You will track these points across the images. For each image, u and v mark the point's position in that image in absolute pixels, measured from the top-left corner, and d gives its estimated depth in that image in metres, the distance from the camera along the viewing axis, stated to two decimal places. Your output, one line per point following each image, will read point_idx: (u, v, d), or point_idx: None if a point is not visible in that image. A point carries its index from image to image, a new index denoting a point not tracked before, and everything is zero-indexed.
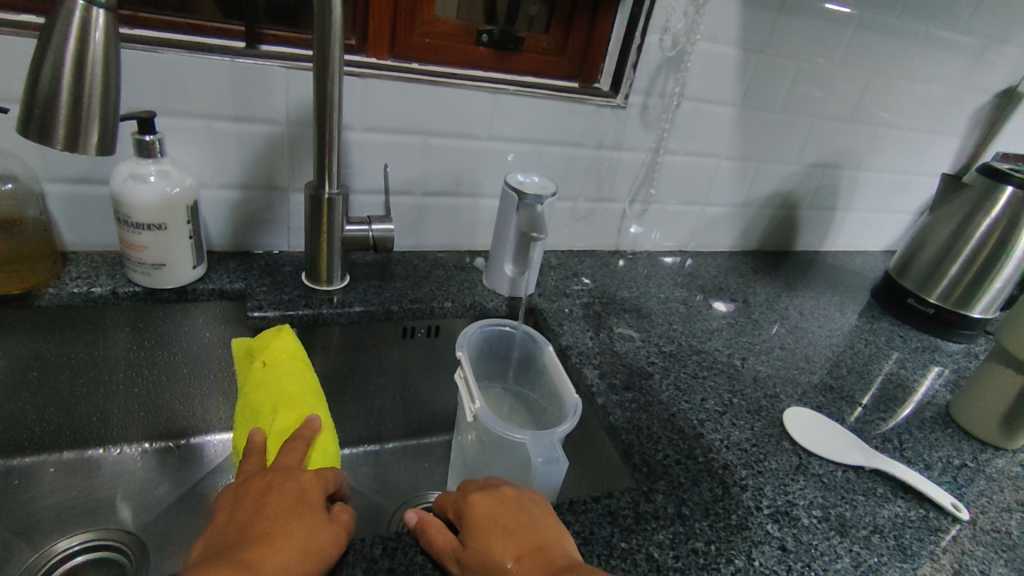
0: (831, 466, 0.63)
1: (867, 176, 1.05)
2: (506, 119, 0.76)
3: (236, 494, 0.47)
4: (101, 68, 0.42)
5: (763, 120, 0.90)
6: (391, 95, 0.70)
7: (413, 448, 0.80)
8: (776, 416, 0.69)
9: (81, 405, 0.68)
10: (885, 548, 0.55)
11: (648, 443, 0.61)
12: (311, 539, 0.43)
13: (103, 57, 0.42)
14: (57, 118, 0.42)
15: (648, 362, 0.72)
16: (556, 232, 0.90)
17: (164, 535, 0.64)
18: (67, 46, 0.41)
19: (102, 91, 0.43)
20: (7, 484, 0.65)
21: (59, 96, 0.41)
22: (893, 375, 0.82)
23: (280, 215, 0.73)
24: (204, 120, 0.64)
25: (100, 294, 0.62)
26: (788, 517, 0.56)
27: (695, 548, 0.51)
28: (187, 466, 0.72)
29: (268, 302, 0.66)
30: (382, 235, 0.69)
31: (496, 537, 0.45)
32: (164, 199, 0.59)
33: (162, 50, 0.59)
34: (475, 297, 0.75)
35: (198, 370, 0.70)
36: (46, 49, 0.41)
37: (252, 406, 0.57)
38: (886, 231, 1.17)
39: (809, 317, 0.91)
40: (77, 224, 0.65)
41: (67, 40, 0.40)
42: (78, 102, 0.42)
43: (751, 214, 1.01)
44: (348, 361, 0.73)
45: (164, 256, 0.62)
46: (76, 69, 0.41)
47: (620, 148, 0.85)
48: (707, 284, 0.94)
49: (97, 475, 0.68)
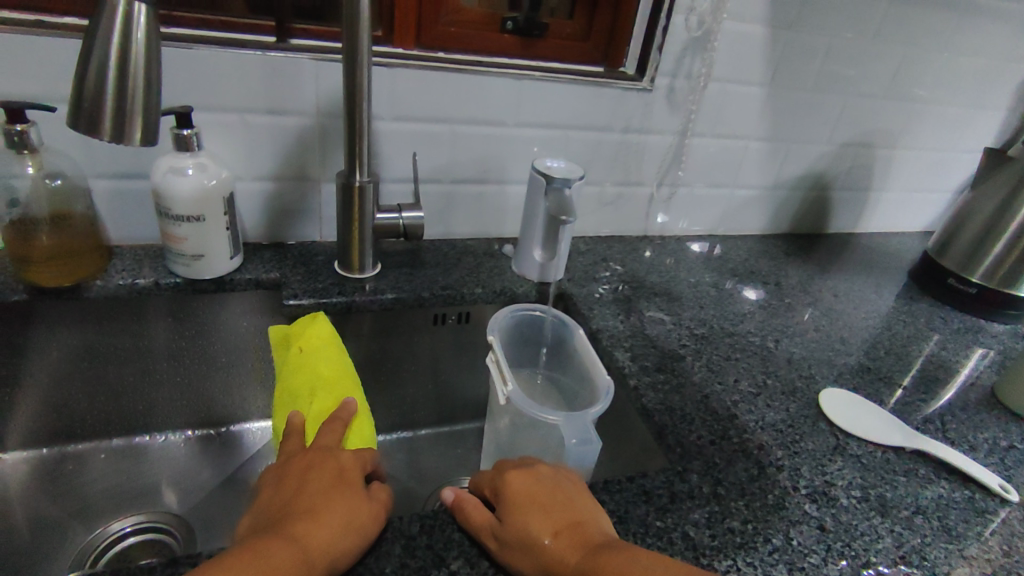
0: (870, 447, 0.62)
1: (903, 154, 1.02)
2: (533, 105, 0.76)
3: (279, 473, 0.49)
4: (144, 64, 0.43)
5: (793, 99, 0.88)
6: (419, 83, 0.70)
7: (447, 435, 0.81)
8: (811, 398, 0.68)
9: (129, 393, 0.70)
10: (928, 529, 0.54)
11: (682, 423, 0.61)
12: (353, 514, 0.44)
13: (145, 53, 0.43)
14: (104, 112, 0.43)
15: (680, 345, 0.72)
16: (584, 218, 0.90)
17: (209, 518, 0.66)
18: (111, 45, 0.42)
19: (145, 85, 0.44)
20: (62, 469, 0.68)
21: (105, 91, 0.43)
22: (933, 356, 0.80)
23: (312, 206, 0.74)
24: (238, 114, 0.65)
25: (143, 285, 0.64)
26: (825, 497, 0.56)
27: (732, 527, 0.51)
28: (228, 452, 0.74)
29: (303, 291, 0.68)
30: (412, 222, 0.70)
31: (533, 514, 0.46)
32: (203, 191, 0.61)
33: (198, 46, 0.61)
34: (505, 283, 0.76)
35: (237, 359, 0.72)
36: (92, 46, 0.43)
37: (290, 391, 0.58)
38: (924, 211, 1.13)
39: (844, 299, 0.90)
40: (120, 218, 0.68)
41: (111, 35, 0.42)
42: (123, 98, 0.43)
43: (781, 196, 1.00)
44: (381, 348, 0.74)
45: (202, 248, 0.63)
46: (121, 64, 0.42)
47: (647, 131, 0.84)
48: (738, 268, 0.93)
49: (144, 461, 0.71)
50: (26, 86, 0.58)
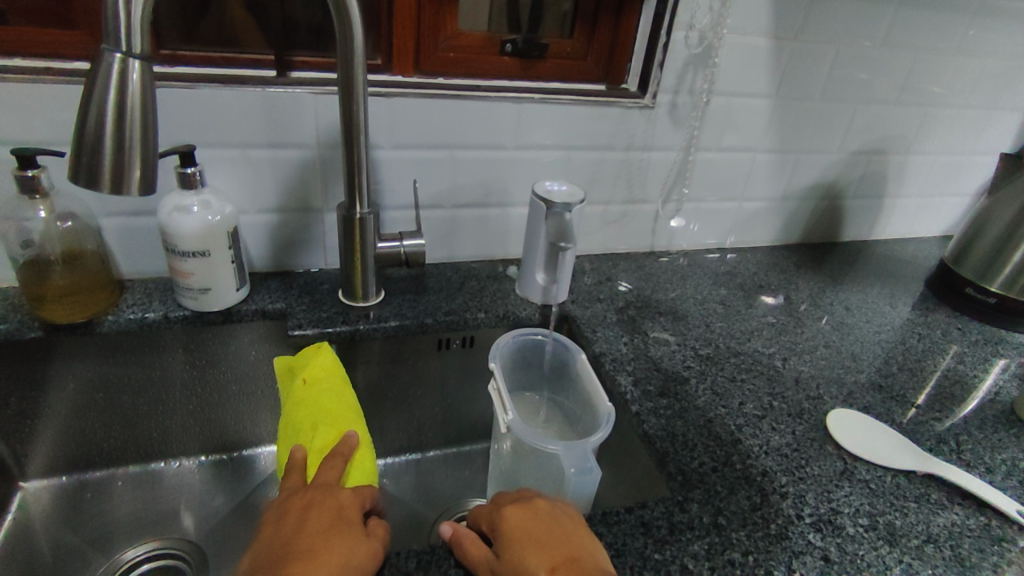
0: (879, 471, 0.61)
1: (918, 160, 1.00)
2: (532, 127, 0.76)
3: (280, 509, 0.50)
4: (140, 114, 0.44)
5: (800, 110, 0.87)
6: (418, 112, 0.71)
7: (455, 456, 0.82)
8: (819, 419, 0.67)
9: (143, 422, 0.72)
10: (939, 559, 0.53)
11: (684, 450, 0.60)
12: (351, 555, 0.45)
13: (141, 103, 0.44)
14: (102, 164, 0.44)
15: (684, 367, 0.71)
16: (589, 237, 0.90)
17: (220, 544, 0.68)
18: (108, 97, 0.43)
19: (141, 136, 0.45)
20: (82, 497, 0.71)
21: (104, 142, 0.44)
22: (950, 371, 0.78)
23: (316, 235, 0.75)
24: (240, 150, 0.67)
25: (153, 319, 0.66)
26: (831, 525, 0.55)
27: (732, 560, 0.50)
28: (241, 477, 0.75)
29: (308, 321, 0.69)
30: (414, 251, 0.71)
31: (530, 550, 0.47)
32: (207, 228, 0.62)
33: (199, 86, 0.62)
34: (508, 307, 0.76)
35: (246, 386, 0.73)
36: (90, 99, 0.44)
37: (293, 423, 0.59)
38: (942, 216, 1.10)
39: (856, 313, 0.88)
40: (131, 253, 0.69)
41: (107, 89, 0.43)
42: (121, 149, 0.45)
43: (792, 207, 0.98)
44: (387, 374, 0.75)
45: (209, 281, 0.65)
46: (117, 116, 0.44)
47: (651, 148, 0.83)
48: (747, 282, 0.92)
49: (160, 487, 0.73)
50: (37, 132, 0.60)
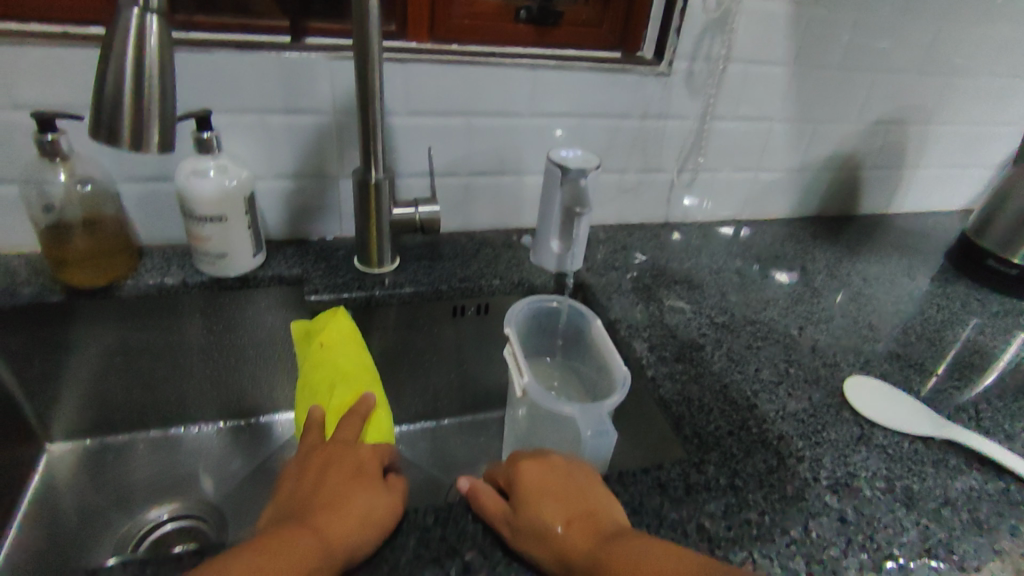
0: (897, 436, 0.61)
1: (939, 130, 0.98)
2: (548, 94, 0.76)
3: (299, 465, 0.50)
4: (158, 74, 0.44)
5: (818, 79, 0.85)
6: (433, 78, 0.70)
7: (469, 424, 0.82)
8: (836, 386, 0.67)
9: (162, 387, 0.73)
10: (957, 522, 0.53)
11: (699, 414, 0.60)
12: (371, 508, 0.45)
13: (159, 61, 0.44)
14: (121, 125, 0.45)
15: (699, 334, 0.71)
16: (603, 206, 0.90)
17: (239, 506, 0.69)
18: (126, 54, 0.43)
19: (160, 98, 0.45)
20: (104, 459, 0.72)
21: (123, 102, 0.44)
22: (970, 342, 0.77)
23: (331, 202, 0.76)
24: (257, 115, 0.67)
25: (172, 284, 0.67)
26: (848, 488, 0.55)
27: (748, 519, 0.50)
28: (259, 441, 0.77)
29: (324, 286, 0.70)
30: (429, 216, 0.71)
31: (547, 504, 0.47)
32: (224, 192, 0.62)
33: (216, 51, 0.62)
34: (523, 274, 0.76)
35: (263, 352, 0.74)
36: (109, 56, 0.44)
37: (311, 385, 0.60)
38: (963, 189, 1.09)
39: (874, 284, 0.87)
40: (149, 219, 0.70)
41: (126, 47, 0.43)
42: (139, 109, 0.45)
43: (809, 178, 0.97)
44: (402, 341, 0.75)
45: (226, 246, 0.65)
46: (136, 74, 0.44)
47: (667, 116, 0.82)
48: (763, 253, 0.91)
49: (179, 451, 0.74)
50: (55, 96, 0.60)
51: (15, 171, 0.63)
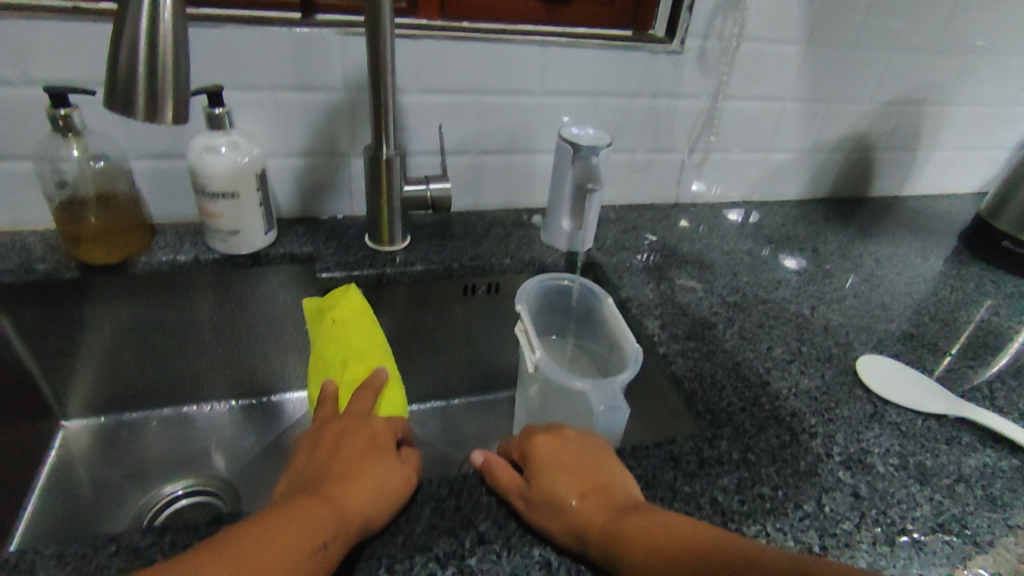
0: (910, 414, 0.61)
1: (954, 111, 0.97)
2: (559, 71, 0.75)
3: (314, 437, 0.51)
4: (171, 54, 0.44)
5: (833, 57, 0.84)
6: (444, 55, 0.70)
7: (480, 403, 0.83)
8: (848, 364, 0.67)
9: (175, 365, 0.74)
10: (971, 498, 0.53)
11: (712, 391, 0.60)
12: (385, 478, 0.45)
13: (172, 39, 0.44)
14: (136, 104, 0.45)
15: (711, 313, 0.71)
16: (614, 186, 0.89)
17: (252, 482, 0.69)
18: (139, 33, 0.43)
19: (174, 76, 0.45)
20: (119, 436, 0.73)
21: (136, 80, 0.44)
22: (984, 323, 0.76)
23: (342, 180, 0.75)
24: (268, 92, 0.67)
25: (185, 261, 0.67)
26: (861, 464, 0.55)
27: (761, 493, 0.50)
28: (271, 419, 0.77)
29: (336, 264, 0.70)
30: (440, 193, 0.70)
31: (561, 477, 0.47)
32: (236, 169, 0.62)
33: (227, 27, 0.62)
34: (534, 253, 0.76)
35: (274, 330, 0.74)
36: (122, 34, 0.43)
37: (324, 360, 0.60)
38: (977, 171, 1.07)
39: (887, 265, 0.87)
40: (161, 197, 0.70)
41: (139, 26, 0.43)
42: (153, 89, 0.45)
43: (821, 159, 0.96)
44: (413, 319, 0.75)
45: (238, 223, 0.65)
46: (149, 53, 0.43)
47: (678, 95, 0.82)
48: (774, 235, 0.90)
49: (193, 428, 0.75)
50: (68, 72, 0.60)
51: (29, 147, 0.64)
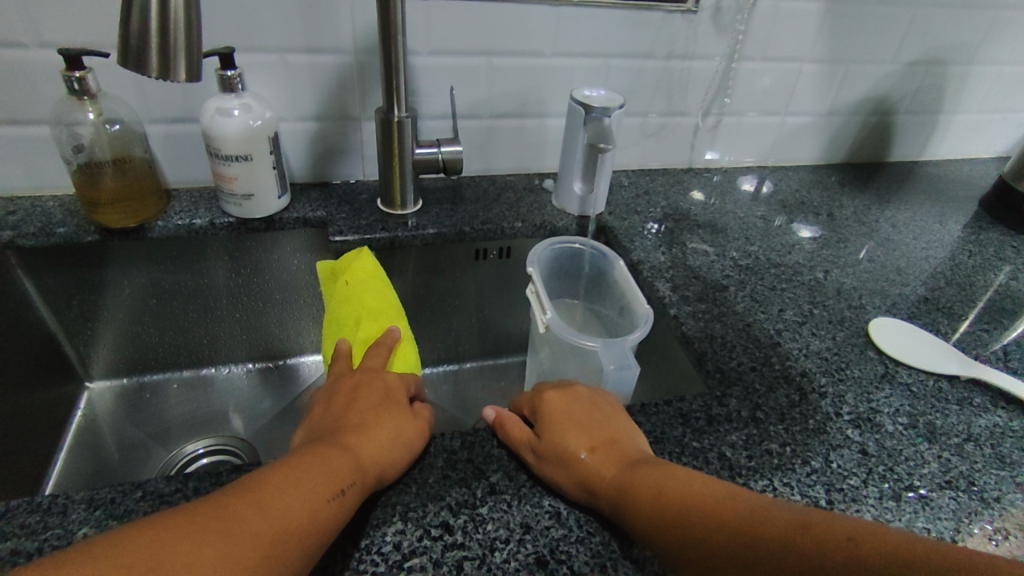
0: (922, 375, 0.61)
1: (980, 72, 0.94)
2: (571, 32, 0.74)
3: (329, 391, 0.52)
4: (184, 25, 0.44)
5: (854, 16, 0.82)
6: (455, 15, 0.69)
7: (491, 367, 0.84)
8: (860, 327, 0.66)
9: (194, 329, 0.75)
10: (979, 456, 0.53)
11: (722, 351, 0.60)
12: (400, 430, 0.47)
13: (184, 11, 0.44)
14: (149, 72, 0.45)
15: (723, 276, 0.71)
16: (626, 150, 0.89)
17: (270, 441, 0.71)
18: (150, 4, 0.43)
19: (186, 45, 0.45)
20: (142, 397, 0.75)
21: (149, 49, 0.44)
22: (1002, 288, 0.76)
23: (354, 144, 0.76)
24: (279, 55, 0.67)
25: (200, 225, 0.68)
26: (869, 423, 0.55)
27: (769, 450, 0.51)
28: (287, 382, 0.79)
29: (348, 227, 0.70)
30: (450, 157, 0.70)
31: (571, 430, 0.48)
32: (249, 132, 0.62)
33: None
34: (545, 217, 0.76)
35: (289, 295, 0.75)
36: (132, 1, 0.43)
37: (339, 320, 0.61)
38: (1001, 135, 1.05)
39: (903, 230, 0.86)
40: (176, 161, 0.71)
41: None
42: (167, 58, 0.45)
43: (839, 123, 0.94)
44: (425, 283, 0.76)
45: (252, 187, 0.66)
46: (161, 23, 0.44)
47: (692, 56, 0.80)
48: (789, 200, 0.89)
49: (212, 390, 0.77)
50: (81, 35, 0.61)
51: (46, 111, 0.64)
